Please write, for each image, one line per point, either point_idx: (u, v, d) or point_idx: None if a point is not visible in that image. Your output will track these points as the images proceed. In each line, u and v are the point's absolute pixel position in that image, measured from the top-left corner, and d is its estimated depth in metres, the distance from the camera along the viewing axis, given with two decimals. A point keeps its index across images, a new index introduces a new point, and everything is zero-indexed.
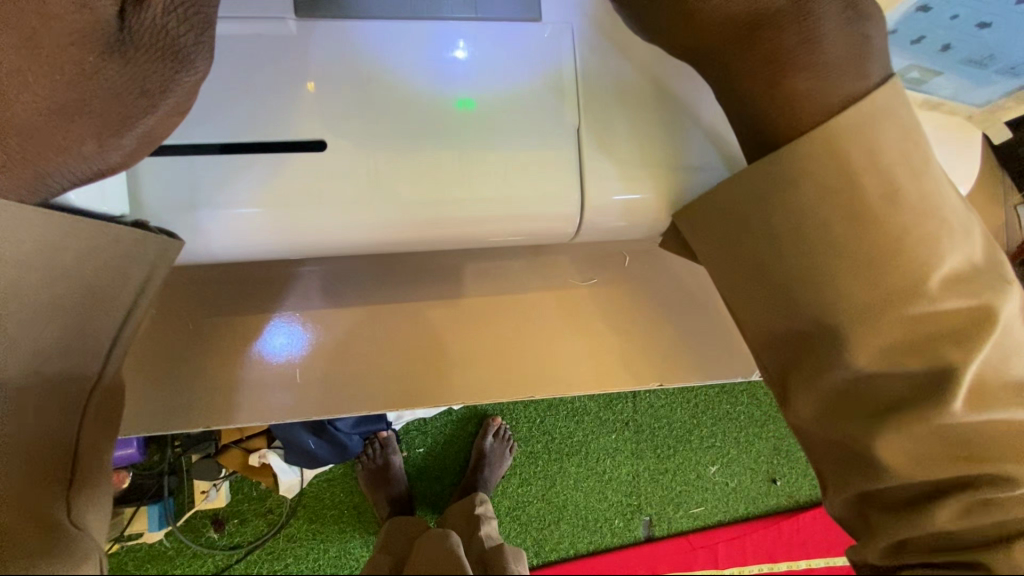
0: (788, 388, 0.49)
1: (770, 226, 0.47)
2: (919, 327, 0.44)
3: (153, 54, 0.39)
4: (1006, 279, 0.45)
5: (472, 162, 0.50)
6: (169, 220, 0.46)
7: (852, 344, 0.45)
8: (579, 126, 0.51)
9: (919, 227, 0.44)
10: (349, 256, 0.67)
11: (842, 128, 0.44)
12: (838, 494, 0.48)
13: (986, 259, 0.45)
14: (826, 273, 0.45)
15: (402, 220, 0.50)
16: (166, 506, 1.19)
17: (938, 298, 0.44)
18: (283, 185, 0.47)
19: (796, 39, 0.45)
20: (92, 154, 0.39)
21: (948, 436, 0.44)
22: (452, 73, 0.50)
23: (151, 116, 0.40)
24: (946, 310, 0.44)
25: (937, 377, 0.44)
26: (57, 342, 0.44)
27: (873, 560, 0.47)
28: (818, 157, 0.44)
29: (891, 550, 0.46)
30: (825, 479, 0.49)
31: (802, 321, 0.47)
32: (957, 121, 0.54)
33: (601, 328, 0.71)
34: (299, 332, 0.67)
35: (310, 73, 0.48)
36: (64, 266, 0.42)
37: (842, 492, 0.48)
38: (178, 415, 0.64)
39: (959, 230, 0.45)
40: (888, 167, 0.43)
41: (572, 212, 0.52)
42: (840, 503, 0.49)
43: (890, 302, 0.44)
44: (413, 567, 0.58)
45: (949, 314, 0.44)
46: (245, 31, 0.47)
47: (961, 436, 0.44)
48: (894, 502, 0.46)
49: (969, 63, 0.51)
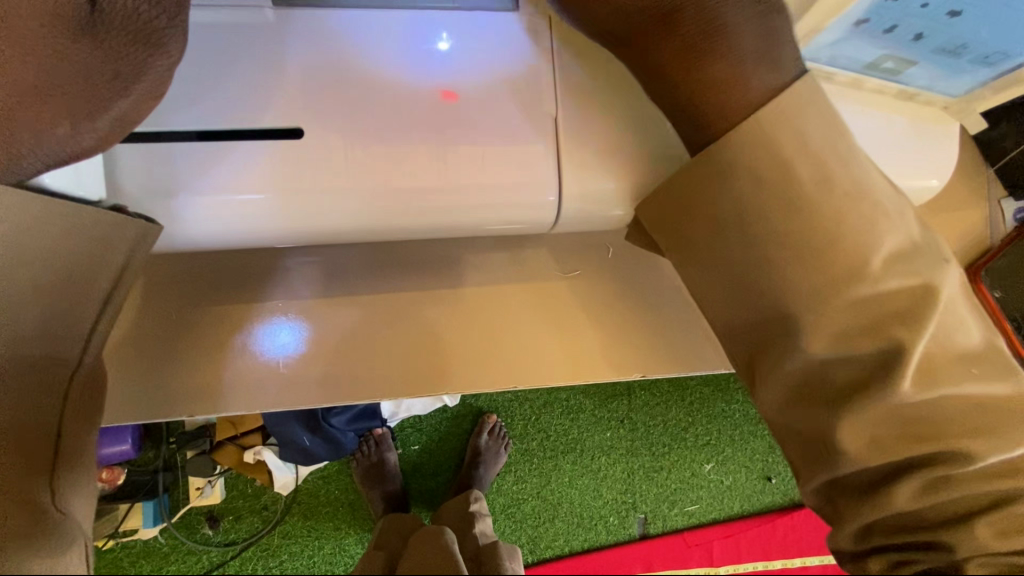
0: (757, 379, 0.50)
1: (738, 221, 0.47)
2: (878, 305, 0.45)
3: (125, 37, 0.39)
4: (943, 256, 0.46)
5: (456, 154, 0.50)
6: (148, 207, 0.47)
7: (831, 337, 0.46)
8: (557, 116, 0.52)
9: (853, 211, 0.45)
10: (342, 247, 0.69)
11: (806, 126, 0.45)
12: (809, 481, 0.49)
13: (923, 237, 0.46)
14: (802, 263, 0.46)
15: (389, 212, 0.50)
16: (161, 503, 1.20)
17: (881, 278, 0.45)
18: (266, 174, 0.48)
19: (763, 28, 0.46)
20: (65, 137, 0.39)
21: (903, 416, 0.45)
22: (433, 63, 0.50)
23: (126, 99, 0.40)
24: (889, 290, 0.45)
25: (886, 355, 0.45)
26: (48, 331, 0.45)
27: (846, 546, 0.50)
28: (787, 148, 0.45)
29: (861, 534, 0.48)
30: (797, 467, 0.50)
31: (761, 309, 0.48)
32: (933, 112, 0.56)
33: (588, 321, 0.71)
34: (294, 325, 0.67)
35: (289, 61, 0.48)
36: (46, 250, 0.43)
37: (810, 481, 0.49)
38: (169, 407, 0.65)
39: (894, 212, 0.45)
40: (852, 157, 0.45)
41: (552, 203, 0.53)
42: (811, 492, 0.51)
43: (834, 287, 0.45)
44: (409, 562, 0.58)
45: (894, 294, 0.45)
46: (224, 20, 0.48)
47: (917, 413, 0.45)
48: (858, 488, 0.48)
49: (941, 52, 0.51)
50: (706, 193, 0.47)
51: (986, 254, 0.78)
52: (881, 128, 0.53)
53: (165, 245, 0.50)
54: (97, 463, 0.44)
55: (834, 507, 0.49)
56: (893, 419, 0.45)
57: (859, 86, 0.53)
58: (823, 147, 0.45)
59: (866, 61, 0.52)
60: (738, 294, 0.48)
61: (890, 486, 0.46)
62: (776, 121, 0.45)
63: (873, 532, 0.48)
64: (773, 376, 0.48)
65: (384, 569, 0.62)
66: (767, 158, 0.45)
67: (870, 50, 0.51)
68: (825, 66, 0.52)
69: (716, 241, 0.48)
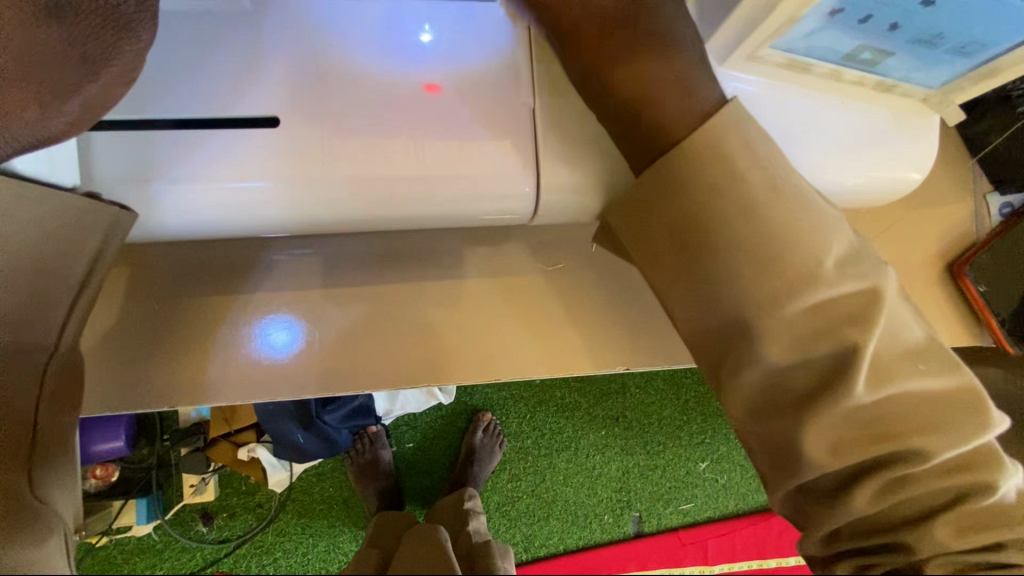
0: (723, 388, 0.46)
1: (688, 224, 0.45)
2: (834, 309, 0.42)
3: (94, 19, 0.38)
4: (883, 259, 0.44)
5: (438, 147, 0.50)
6: (124, 194, 0.47)
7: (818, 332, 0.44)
8: (536, 107, 0.52)
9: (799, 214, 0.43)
10: (332, 238, 0.69)
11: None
12: (775, 488, 0.46)
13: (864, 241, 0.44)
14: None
15: (372, 203, 0.50)
16: (155, 499, 1.20)
17: (833, 283, 0.42)
18: (255, 164, 0.48)
19: None
20: (35, 121, 0.38)
21: (861, 419, 0.42)
22: (415, 55, 0.50)
23: (94, 83, 0.38)
24: (840, 295, 0.42)
25: (841, 359, 0.42)
26: (27, 322, 0.45)
27: (816, 553, 0.46)
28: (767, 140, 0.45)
29: (827, 541, 0.45)
30: (765, 475, 0.47)
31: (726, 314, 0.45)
32: (908, 104, 0.56)
33: (575, 317, 0.71)
34: (285, 320, 0.68)
35: (270, 56, 0.48)
36: (24, 240, 0.44)
37: (775, 489, 0.46)
38: (158, 403, 0.65)
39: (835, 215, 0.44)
40: None
41: (528, 193, 0.53)
42: (779, 499, 0.47)
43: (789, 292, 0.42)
44: (403, 557, 0.59)
45: (845, 299, 0.42)
46: (205, 9, 0.48)
47: (873, 415, 0.42)
48: (821, 492, 0.44)
49: (919, 43, 0.51)
50: (682, 193, 0.45)
51: (970, 250, 0.77)
52: (840, 121, 0.54)
53: (140, 234, 0.50)
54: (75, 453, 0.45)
55: (803, 515, 0.46)
56: (853, 424, 0.42)
57: (839, 79, 0.53)
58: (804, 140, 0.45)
59: (844, 52, 0.52)
60: (707, 299, 0.45)
61: (849, 490, 0.43)
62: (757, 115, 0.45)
63: (841, 537, 0.44)
64: (741, 388, 0.44)
65: (375, 565, 0.62)
66: (746, 147, 0.44)
67: (847, 42, 0.50)
68: (802, 58, 0.52)
69: (683, 242, 0.45)
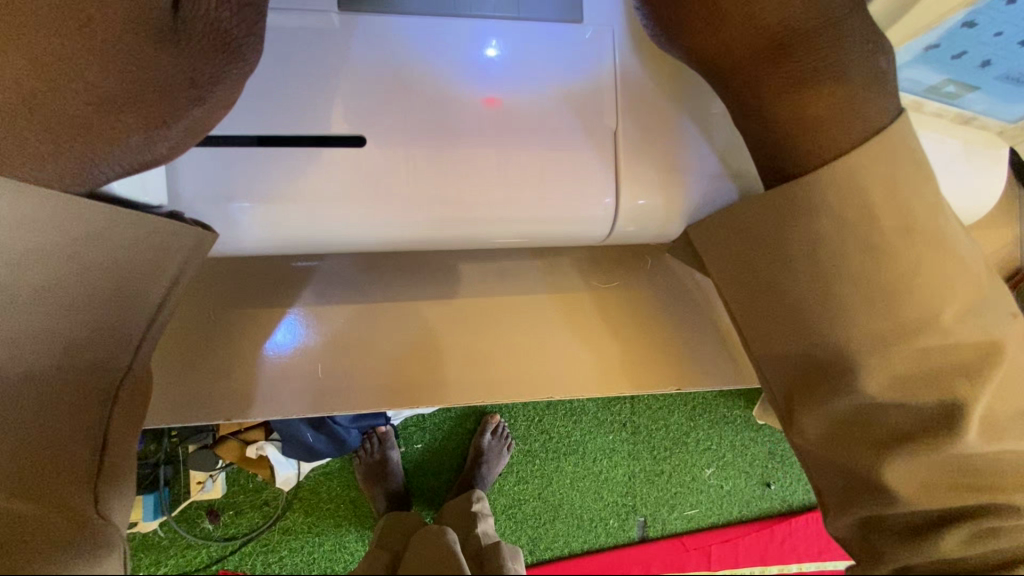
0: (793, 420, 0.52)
1: None
2: (923, 360, 0.47)
3: (206, 44, 0.39)
4: (988, 317, 0.48)
5: (494, 163, 0.49)
6: (204, 213, 0.46)
7: (879, 365, 0.47)
8: (617, 130, 0.51)
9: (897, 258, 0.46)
10: (342, 255, 0.68)
11: (850, 133, 0.45)
12: (842, 513, 0.50)
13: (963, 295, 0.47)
14: (852, 284, 0.47)
15: (428, 219, 0.50)
16: (162, 496, 1.17)
17: (920, 335, 0.46)
18: (316, 180, 0.47)
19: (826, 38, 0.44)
20: (139, 145, 0.39)
21: (940, 468, 0.47)
22: (485, 72, 0.50)
23: (201, 106, 0.39)
24: (931, 350, 0.47)
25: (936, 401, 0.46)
26: (88, 330, 0.44)
27: None
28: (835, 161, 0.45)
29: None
30: (825, 499, 0.51)
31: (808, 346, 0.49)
32: (985, 137, 0.55)
33: (611, 328, 0.72)
34: (307, 325, 0.67)
35: (347, 70, 0.47)
36: (76, 252, 0.42)
37: (843, 512, 0.50)
38: (192, 403, 0.64)
39: (942, 273, 0.46)
40: (893, 171, 0.45)
41: (604, 218, 0.53)
42: (841, 524, 0.51)
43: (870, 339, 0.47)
44: (409, 562, 0.54)
45: (937, 352, 0.47)
46: (287, 23, 0.47)
47: (953, 466, 0.47)
48: (897, 527, 0.48)
49: (1007, 80, 0.53)
50: None
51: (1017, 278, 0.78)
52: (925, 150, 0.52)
53: (218, 252, 0.49)
54: (133, 471, 0.44)
55: (868, 544, 0.49)
56: (931, 469, 0.47)
57: (919, 108, 0.54)
58: (892, 172, 0.45)
59: (927, 85, 0.53)
60: None
61: (937, 531, 0.46)
62: (823, 144, 0.45)
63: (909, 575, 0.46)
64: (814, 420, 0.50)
65: (387, 565, 0.59)
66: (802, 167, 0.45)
67: (934, 75, 0.53)
68: None
69: None
